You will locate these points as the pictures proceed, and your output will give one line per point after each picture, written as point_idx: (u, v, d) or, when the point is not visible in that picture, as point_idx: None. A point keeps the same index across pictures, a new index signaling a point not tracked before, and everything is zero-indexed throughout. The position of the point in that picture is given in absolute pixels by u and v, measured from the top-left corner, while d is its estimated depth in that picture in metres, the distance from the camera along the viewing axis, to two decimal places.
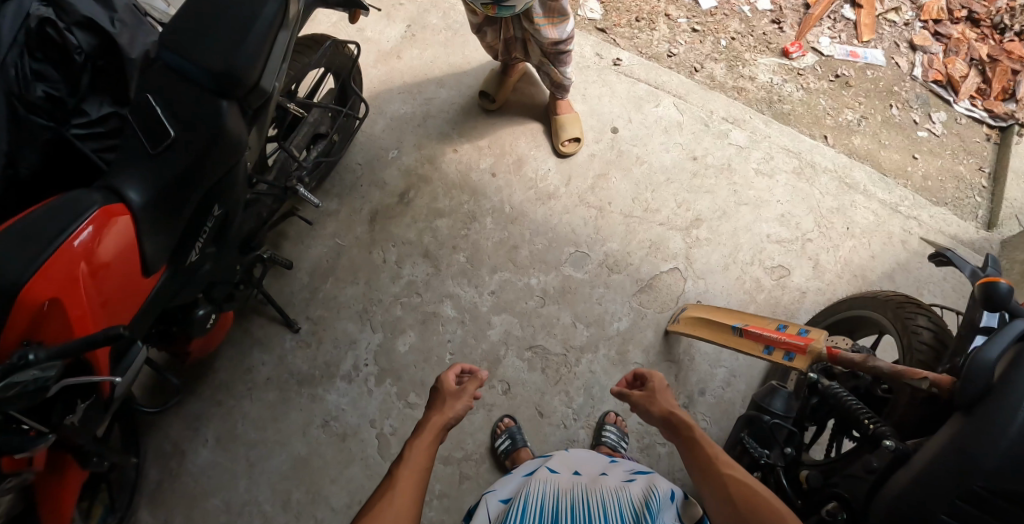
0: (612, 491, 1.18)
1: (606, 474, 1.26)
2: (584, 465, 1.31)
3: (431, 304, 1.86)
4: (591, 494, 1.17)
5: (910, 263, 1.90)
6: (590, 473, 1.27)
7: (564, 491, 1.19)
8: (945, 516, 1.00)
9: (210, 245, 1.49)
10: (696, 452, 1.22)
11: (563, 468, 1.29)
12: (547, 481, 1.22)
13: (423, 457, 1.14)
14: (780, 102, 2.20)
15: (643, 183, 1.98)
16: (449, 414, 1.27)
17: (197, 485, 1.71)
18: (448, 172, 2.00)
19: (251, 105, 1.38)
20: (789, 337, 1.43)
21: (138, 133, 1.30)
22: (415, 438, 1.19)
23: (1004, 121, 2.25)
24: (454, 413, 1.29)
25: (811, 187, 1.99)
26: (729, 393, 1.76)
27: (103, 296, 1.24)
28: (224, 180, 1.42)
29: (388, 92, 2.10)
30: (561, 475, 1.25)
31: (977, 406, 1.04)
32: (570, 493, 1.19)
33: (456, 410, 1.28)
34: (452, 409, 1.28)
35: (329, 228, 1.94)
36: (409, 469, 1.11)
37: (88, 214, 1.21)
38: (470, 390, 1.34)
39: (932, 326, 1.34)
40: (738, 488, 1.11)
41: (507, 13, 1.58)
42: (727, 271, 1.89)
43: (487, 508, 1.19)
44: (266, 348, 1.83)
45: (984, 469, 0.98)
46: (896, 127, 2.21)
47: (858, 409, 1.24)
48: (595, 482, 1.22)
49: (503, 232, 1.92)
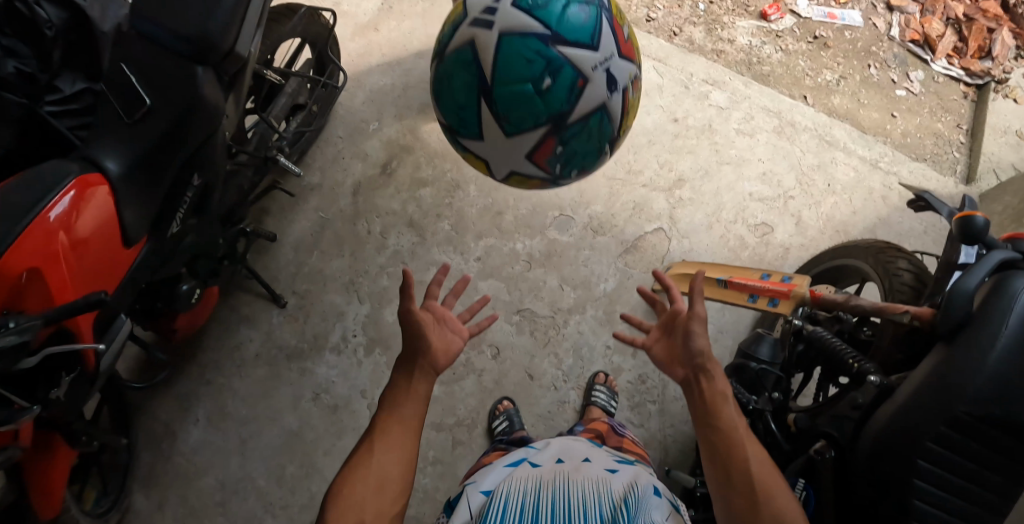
0: (594, 481, 1.08)
1: (589, 461, 1.16)
2: (568, 451, 1.21)
3: (417, 273, 1.85)
4: (571, 486, 1.06)
5: (890, 218, 1.92)
6: (574, 462, 1.16)
7: (545, 484, 1.08)
8: (932, 444, 1.03)
9: (190, 218, 1.48)
10: (709, 411, 1.08)
11: (546, 459, 1.18)
12: (528, 478, 1.09)
13: (416, 399, 1.10)
14: (759, 64, 2.21)
15: (625, 145, 1.98)
16: (439, 333, 1.19)
17: (190, 465, 1.70)
18: (430, 142, 1.99)
19: (227, 71, 1.36)
20: (772, 284, 1.47)
21: (112, 104, 1.28)
22: (398, 369, 1.13)
23: (980, 78, 2.27)
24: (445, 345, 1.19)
25: (792, 145, 2.00)
26: (716, 349, 1.78)
27: (83, 270, 1.21)
28: (203, 149, 1.39)
29: (367, 64, 2.09)
30: (543, 466, 1.14)
31: (958, 336, 1.06)
32: (551, 486, 1.07)
33: (455, 340, 1.20)
34: (445, 337, 1.19)
35: (312, 202, 1.93)
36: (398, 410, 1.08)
37: (64, 185, 1.17)
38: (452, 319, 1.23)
39: (913, 268, 1.35)
40: (744, 486, 1.00)
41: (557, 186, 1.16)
42: (711, 229, 1.90)
43: (467, 502, 1.06)
44: (252, 324, 1.82)
45: (966, 395, 1.02)
46: (875, 87, 2.23)
47: (843, 351, 1.26)
48: (577, 471, 1.11)
49: (487, 199, 1.92)
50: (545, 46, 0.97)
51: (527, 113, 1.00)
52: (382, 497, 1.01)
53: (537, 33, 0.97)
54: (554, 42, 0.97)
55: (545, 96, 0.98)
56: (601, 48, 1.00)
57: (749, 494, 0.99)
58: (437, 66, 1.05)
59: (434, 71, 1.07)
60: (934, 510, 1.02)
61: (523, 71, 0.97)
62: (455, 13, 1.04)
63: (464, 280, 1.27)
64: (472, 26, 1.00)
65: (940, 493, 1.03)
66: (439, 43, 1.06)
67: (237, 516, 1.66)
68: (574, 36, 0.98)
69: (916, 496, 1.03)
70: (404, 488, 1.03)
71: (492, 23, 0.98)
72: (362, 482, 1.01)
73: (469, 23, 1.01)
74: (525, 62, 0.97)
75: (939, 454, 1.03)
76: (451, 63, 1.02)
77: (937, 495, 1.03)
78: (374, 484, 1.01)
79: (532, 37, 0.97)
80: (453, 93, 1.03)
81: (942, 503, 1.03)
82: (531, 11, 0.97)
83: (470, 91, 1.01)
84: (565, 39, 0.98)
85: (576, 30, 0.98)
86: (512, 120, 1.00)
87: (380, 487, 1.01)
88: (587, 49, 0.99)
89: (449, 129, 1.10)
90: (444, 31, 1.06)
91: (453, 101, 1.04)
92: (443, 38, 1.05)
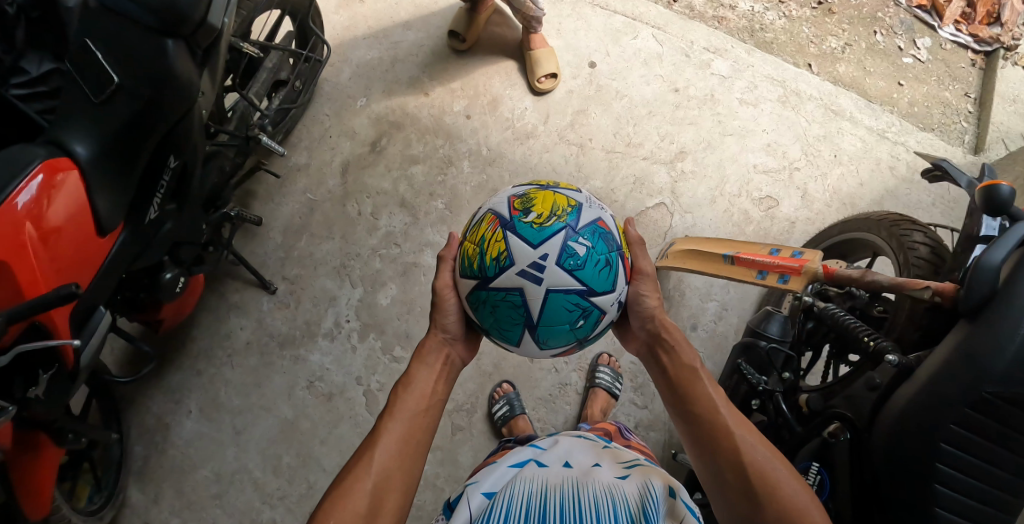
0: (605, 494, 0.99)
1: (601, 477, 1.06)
2: (577, 453, 1.12)
3: (411, 255, 1.79)
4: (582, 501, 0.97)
5: (898, 190, 1.86)
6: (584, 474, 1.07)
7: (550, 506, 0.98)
8: (954, 426, 1.00)
9: (170, 203, 1.36)
10: (681, 394, 1.10)
11: (553, 460, 1.09)
12: (532, 482, 1.02)
13: (422, 426, 1.08)
14: (762, 31, 2.05)
15: (624, 117, 1.91)
16: (441, 333, 1.17)
17: (184, 458, 1.65)
18: (421, 117, 1.91)
19: (201, 44, 1.22)
20: (782, 260, 1.42)
21: (77, 82, 1.15)
22: (403, 391, 1.10)
23: (988, 45, 2.07)
24: (437, 322, 1.17)
25: (796, 115, 1.92)
26: (721, 326, 1.74)
27: (57, 262, 1.12)
28: (178, 128, 1.27)
29: (352, 37, 1.98)
30: (550, 469, 1.06)
31: (982, 314, 1.02)
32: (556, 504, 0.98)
33: (459, 347, 1.19)
34: (443, 324, 1.17)
35: (299, 183, 1.85)
36: (400, 429, 1.05)
37: (30, 170, 1.08)
38: (444, 264, 1.15)
39: (928, 242, 1.29)
40: (732, 461, 1.00)
41: (595, 340, 1.12)
42: (714, 204, 1.84)
43: (466, 502, 1.00)
44: (242, 312, 1.75)
45: (991, 374, 0.98)
46: (881, 55, 2.05)
47: (855, 327, 1.21)
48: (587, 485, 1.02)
49: (481, 176, 1.86)
50: (583, 299, 1.04)
51: (566, 341, 1.07)
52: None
53: (575, 290, 1.03)
54: (588, 295, 1.04)
55: (578, 333, 1.06)
56: (618, 286, 1.09)
57: (741, 471, 0.99)
58: (476, 291, 1.06)
59: (469, 293, 1.08)
60: (956, 494, 1.00)
61: (564, 319, 1.04)
62: (497, 250, 1.04)
63: (450, 236, 1.18)
64: (520, 277, 1.02)
65: (962, 477, 1.00)
66: (475, 269, 1.06)
67: (234, 508, 1.62)
68: (604, 286, 1.05)
69: (937, 481, 1.00)
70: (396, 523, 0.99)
71: (541, 279, 1.02)
72: (353, 508, 0.96)
73: (516, 272, 1.02)
74: (566, 312, 1.03)
75: (961, 437, 1.00)
76: (499, 296, 1.04)
77: (958, 478, 1.00)
78: (364, 511, 0.97)
79: (571, 293, 1.03)
80: (496, 317, 1.06)
81: (964, 486, 1.00)
82: (574, 271, 1.02)
83: (516, 325, 1.05)
84: (597, 290, 1.05)
85: (605, 282, 1.06)
86: (550, 344, 1.07)
87: (369, 519, 0.97)
88: (610, 292, 1.07)
89: (481, 328, 1.11)
90: (478, 258, 1.06)
91: (496, 321, 1.06)
92: (485, 276, 1.05)
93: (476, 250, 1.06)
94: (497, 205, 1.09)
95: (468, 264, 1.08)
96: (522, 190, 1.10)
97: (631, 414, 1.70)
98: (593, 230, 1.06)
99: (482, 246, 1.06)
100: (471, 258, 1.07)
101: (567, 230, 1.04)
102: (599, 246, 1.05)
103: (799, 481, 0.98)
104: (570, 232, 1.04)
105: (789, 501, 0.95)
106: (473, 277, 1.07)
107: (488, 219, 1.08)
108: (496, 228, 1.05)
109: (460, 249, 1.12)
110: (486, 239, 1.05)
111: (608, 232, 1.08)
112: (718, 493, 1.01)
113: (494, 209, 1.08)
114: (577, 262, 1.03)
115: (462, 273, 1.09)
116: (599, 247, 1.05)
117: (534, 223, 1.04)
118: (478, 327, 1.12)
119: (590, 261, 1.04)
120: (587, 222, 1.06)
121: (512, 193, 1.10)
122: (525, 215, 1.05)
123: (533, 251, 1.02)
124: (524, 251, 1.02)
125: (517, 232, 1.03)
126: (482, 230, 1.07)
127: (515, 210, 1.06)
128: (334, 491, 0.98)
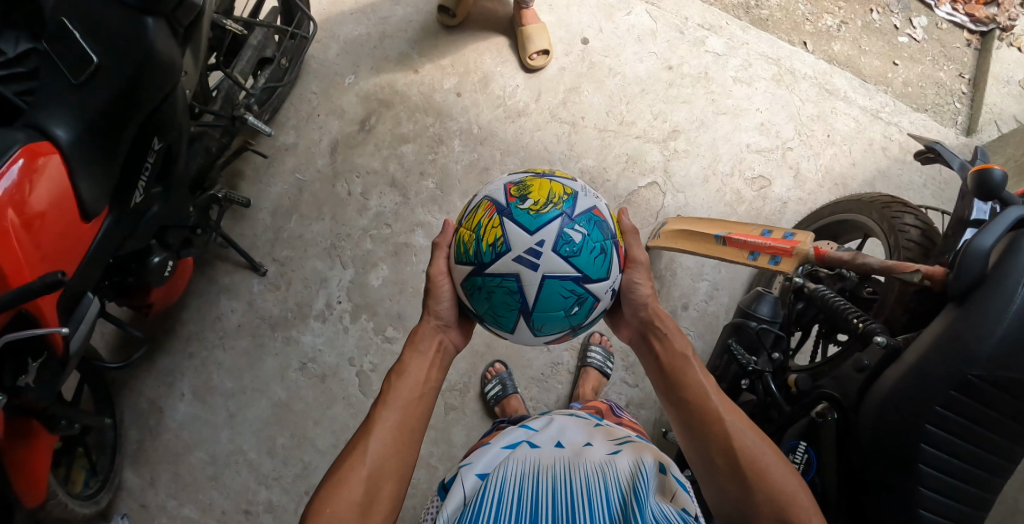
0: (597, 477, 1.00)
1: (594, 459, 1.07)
2: (569, 432, 1.12)
3: (402, 235, 1.78)
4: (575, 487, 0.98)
5: (890, 170, 1.86)
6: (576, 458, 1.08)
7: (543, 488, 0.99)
8: (941, 408, 1.01)
9: (156, 185, 1.34)
10: (673, 381, 1.10)
11: (545, 441, 1.09)
12: (525, 462, 1.02)
13: (416, 414, 1.08)
14: (758, 8, 2.02)
15: (618, 95, 1.89)
16: (435, 320, 1.17)
17: (178, 441, 1.66)
18: (410, 95, 1.88)
19: (182, 22, 1.19)
20: (774, 241, 1.41)
21: (55, 61, 1.11)
22: (396, 380, 1.10)
23: (984, 26, 2.04)
24: (431, 309, 1.16)
25: (791, 94, 1.91)
26: (713, 306, 1.75)
27: (42, 250, 1.10)
28: (161, 109, 1.24)
29: (339, 12, 1.94)
30: (542, 450, 1.06)
31: (970, 298, 1.03)
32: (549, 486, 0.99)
33: (452, 334, 1.19)
34: (437, 311, 1.16)
35: (288, 163, 1.83)
36: (395, 417, 1.06)
37: (9, 155, 1.05)
38: (439, 251, 1.14)
39: (919, 225, 1.29)
40: (722, 447, 1.02)
41: (589, 327, 1.12)
42: (706, 183, 1.84)
43: (461, 483, 1.00)
44: (233, 294, 1.74)
45: (978, 358, 1.00)
46: (876, 33, 2.03)
47: (846, 310, 1.21)
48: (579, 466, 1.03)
49: (472, 154, 1.84)
50: (578, 286, 1.04)
51: (559, 328, 1.07)
52: (367, 519, 0.97)
53: (571, 276, 1.03)
54: (583, 281, 1.04)
55: (572, 319, 1.06)
56: (613, 274, 1.08)
57: (731, 457, 1.00)
58: (472, 277, 1.06)
59: (465, 279, 1.07)
60: (939, 474, 1.01)
61: (560, 305, 1.03)
62: (494, 236, 1.03)
63: (444, 224, 1.17)
64: (517, 263, 1.01)
65: (945, 457, 1.01)
66: (471, 255, 1.05)
67: (230, 489, 1.63)
68: (599, 273, 1.05)
69: (922, 461, 1.01)
70: (392, 509, 1.00)
71: (538, 265, 1.01)
72: (348, 497, 0.97)
73: (513, 258, 1.01)
74: (562, 298, 1.03)
75: (947, 418, 1.01)
76: (494, 282, 1.03)
77: (941, 458, 1.01)
78: (359, 499, 0.98)
79: (567, 280, 1.02)
80: (491, 303, 1.05)
81: (948, 466, 1.01)
82: (570, 257, 1.02)
83: (511, 310, 1.04)
84: (593, 277, 1.05)
85: (601, 269, 1.05)
86: (545, 331, 1.07)
87: (364, 507, 0.98)
88: (605, 280, 1.07)
89: (475, 315, 1.11)
90: (474, 244, 1.05)
91: (491, 307, 1.06)
92: (481, 261, 1.04)
93: (472, 236, 1.06)
94: (493, 192, 1.08)
95: (463, 250, 1.07)
96: (518, 177, 1.09)
97: (623, 393, 1.72)
98: (589, 218, 1.06)
99: (479, 232, 1.05)
100: (466, 244, 1.06)
101: (563, 217, 1.03)
102: (595, 233, 1.05)
103: (787, 466, 1.00)
104: (566, 220, 1.03)
105: (778, 487, 0.97)
106: (468, 263, 1.06)
107: (485, 206, 1.07)
108: (493, 215, 1.04)
109: (455, 235, 1.11)
110: (482, 226, 1.05)
111: (603, 220, 1.08)
112: (707, 476, 1.03)
113: (491, 196, 1.08)
114: (572, 249, 1.02)
115: (457, 259, 1.08)
116: (595, 234, 1.05)
117: (531, 210, 1.03)
118: (473, 314, 1.11)
119: (585, 248, 1.03)
120: (582, 209, 1.06)
121: (507, 180, 1.09)
122: (522, 202, 1.04)
123: (529, 238, 1.01)
124: (520, 238, 1.01)
125: (514, 218, 1.03)
126: (478, 216, 1.06)
127: (511, 197, 1.05)
128: (330, 479, 0.99)
